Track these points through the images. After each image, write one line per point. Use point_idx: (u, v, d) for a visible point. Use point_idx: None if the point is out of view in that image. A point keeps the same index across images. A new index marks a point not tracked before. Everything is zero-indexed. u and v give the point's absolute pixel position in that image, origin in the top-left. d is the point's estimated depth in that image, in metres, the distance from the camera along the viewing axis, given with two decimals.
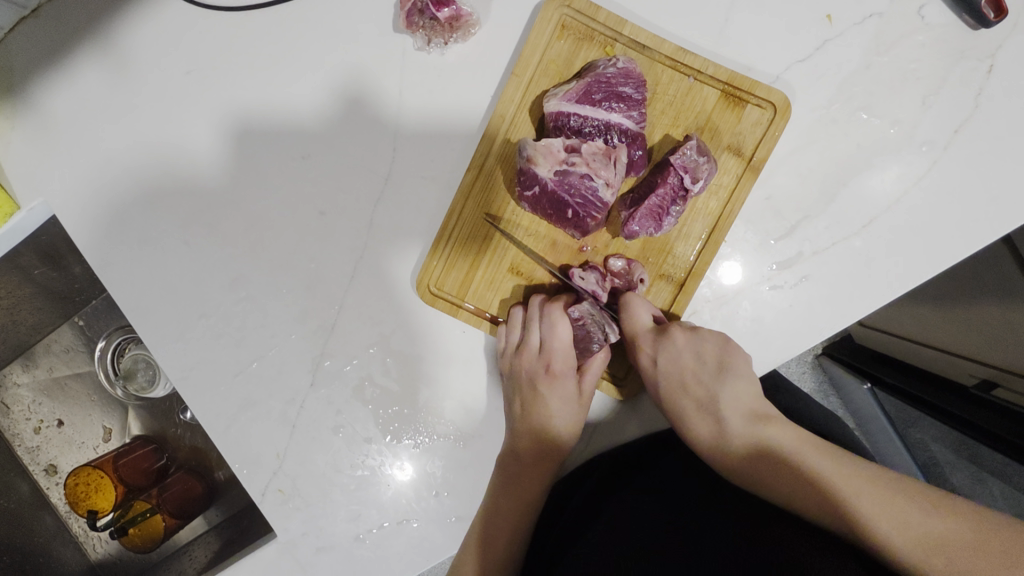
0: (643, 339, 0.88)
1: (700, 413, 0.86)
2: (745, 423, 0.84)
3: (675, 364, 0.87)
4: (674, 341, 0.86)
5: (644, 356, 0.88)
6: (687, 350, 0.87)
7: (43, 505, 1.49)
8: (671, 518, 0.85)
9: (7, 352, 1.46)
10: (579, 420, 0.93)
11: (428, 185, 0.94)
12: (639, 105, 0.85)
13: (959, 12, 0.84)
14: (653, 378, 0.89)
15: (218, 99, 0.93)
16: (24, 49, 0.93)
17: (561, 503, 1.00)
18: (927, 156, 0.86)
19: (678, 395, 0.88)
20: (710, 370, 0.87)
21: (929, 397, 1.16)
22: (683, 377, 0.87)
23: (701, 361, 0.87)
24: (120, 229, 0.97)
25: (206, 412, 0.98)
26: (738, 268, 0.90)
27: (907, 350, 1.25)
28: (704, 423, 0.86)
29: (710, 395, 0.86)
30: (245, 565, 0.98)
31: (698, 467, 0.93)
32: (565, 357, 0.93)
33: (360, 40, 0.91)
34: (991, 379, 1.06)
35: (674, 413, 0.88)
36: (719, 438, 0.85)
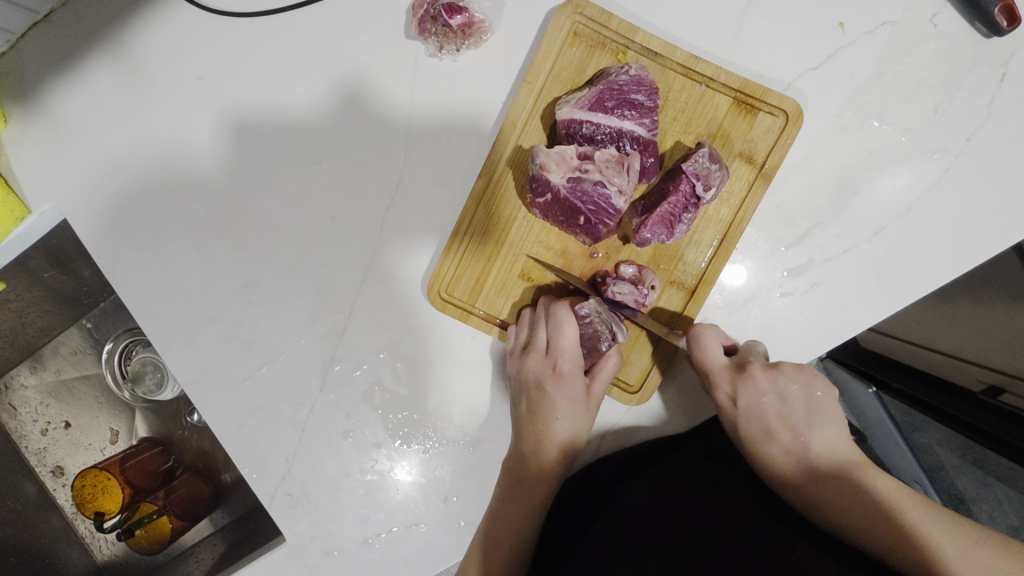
0: (721, 376, 0.86)
1: (782, 450, 0.85)
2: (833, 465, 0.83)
3: (755, 403, 0.86)
4: (755, 380, 0.86)
5: (723, 395, 0.87)
6: (770, 391, 0.86)
7: (50, 506, 1.49)
8: (676, 519, 0.84)
9: (15, 354, 1.46)
10: (585, 421, 0.92)
11: (439, 190, 0.94)
12: (652, 112, 0.85)
13: (972, 20, 0.84)
14: (731, 417, 0.87)
15: (231, 105, 0.94)
16: (37, 55, 0.93)
17: (563, 505, 0.98)
18: (939, 164, 0.86)
19: (758, 433, 0.87)
20: (795, 415, 0.86)
21: (939, 404, 1.15)
22: (764, 417, 0.86)
23: (784, 404, 0.86)
24: (131, 233, 0.97)
25: (215, 416, 0.98)
26: (744, 273, 0.90)
27: (913, 354, 1.24)
28: (782, 457, 0.85)
29: (794, 436, 0.86)
30: (253, 569, 0.98)
31: (706, 467, 0.91)
32: (572, 357, 0.90)
33: (373, 46, 0.91)
34: (999, 385, 1.06)
35: (754, 451, 0.87)
36: (798, 473, 0.83)
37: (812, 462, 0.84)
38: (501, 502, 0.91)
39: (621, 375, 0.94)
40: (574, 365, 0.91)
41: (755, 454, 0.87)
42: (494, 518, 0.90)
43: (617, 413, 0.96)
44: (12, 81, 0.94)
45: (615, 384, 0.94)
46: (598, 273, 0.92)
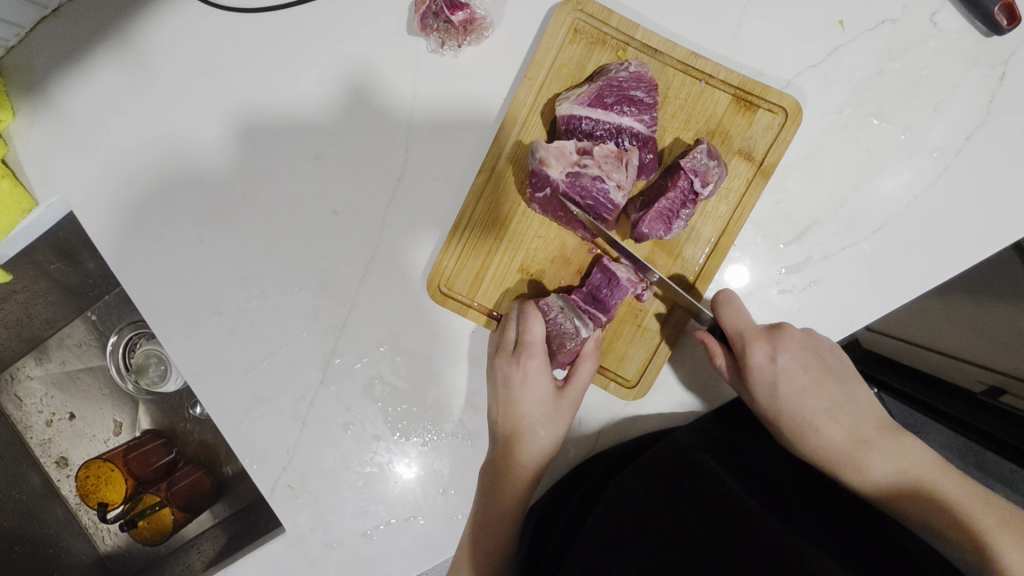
0: (758, 336, 0.85)
1: (825, 414, 0.86)
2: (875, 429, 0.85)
3: (793, 363, 0.86)
4: (793, 343, 0.86)
5: (759, 353, 0.85)
6: (806, 351, 0.86)
7: (54, 497, 1.51)
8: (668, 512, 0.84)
9: (21, 345, 1.49)
10: (562, 421, 0.92)
11: (439, 185, 0.95)
12: (651, 108, 0.85)
13: (972, 19, 0.84)
14: (770, 376, 0.85)
15: (235, 99, 0.95)
16: (44, 48, 0.95)
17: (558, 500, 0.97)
18: (938, 162, 0.86)
19: (799, 397, 0.87)
20: (830, 375, 0.87)
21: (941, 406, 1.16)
22: (803, 380, 0.86)
23: (821, 365, 0.87)
24: (135, 226, 0.98)
25: (217, 407, 1.00)
26: (747, 273, 0.90)
27: (913, 354, 1.23)
28: (828, 427, 0.86)
29: (837, 400, 0.87)
30: (254, 560, 0.99)
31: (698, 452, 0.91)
32: (538, 358, 0.89)
33: (375, 41, 0.92)
34: (999, 386, 1.07)
35: (791, 405, 0.87)
36: (846, 443, 0.85)
37: (858, 429, 0.85)
38: (500, 496, 0.89)
39: (617, 370, 0.95)
40: (542, 365, 0.90)
41: (801, 423, 0.87)
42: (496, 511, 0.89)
43: (614, 408, 0.97)
44: (20, 74, 0.95)
45: (613, 378, 0.95)
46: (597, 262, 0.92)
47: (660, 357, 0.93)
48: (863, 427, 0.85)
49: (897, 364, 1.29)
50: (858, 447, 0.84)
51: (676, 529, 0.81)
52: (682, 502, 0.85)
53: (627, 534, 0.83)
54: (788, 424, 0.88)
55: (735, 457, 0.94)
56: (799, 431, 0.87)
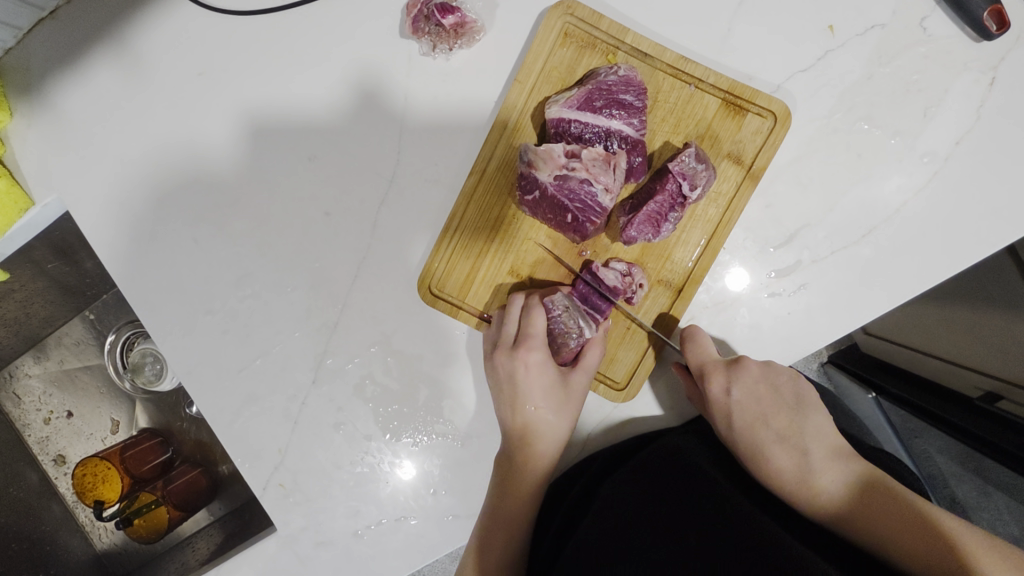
0: (715, 368, 0.86)
1: (779, 447, 0.87)
2: (829, 455, 0.85)
3: (748, 394, 0.87)
4: (748, 371, 0.87)
5: (716, 385, 0.86)
6: (761, 379, 0.88)
7: (51, 494, 1.52)
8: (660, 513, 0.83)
9: (20, 343, 1.50)
10: (571, 410, 0.92)
11: (431, 187, 0.95)
12: (640, 112, 0.86)
13: (961, 24, 0.84)
14: (726, 408, 0.87)
15: (229, 100, 0.95)
16: (42, 50, 0.96)
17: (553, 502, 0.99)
18: (928, 167, 0.86)
19: (753, 426, 0.88)
20: (784, 403, 0.88)
21: (937, 411, 1.16)
22: (756, 408, 0.88)
23: (776, 395, 0.88)
24: (130, 226, 0.99)
25: (210, 406, 1.00)
26: (747, 278, 0.90)
27: (914, 359, 1.25)
28: (782, 458, 0.86)
29: (790, 430, 0.87)
30: (246, 558, 1.00)
31: (691, 456, 0.90)
32: (537, 349, 0.91)
33: (368, 43, 0.93)
34: (996, 392, 1.07)
35: (748, 438, 0.88)
36: (796, 473, 0.85)
37: (809, 459, 0.85)
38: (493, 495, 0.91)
39: (606, 372, 0.95)
40: (541, 355, 0.92)
41: (756, 453, 0.88)
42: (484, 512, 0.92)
43: (605, 409, 0.97)
44: (18, 75, 0.96)
45: (602, 380, 0.95)
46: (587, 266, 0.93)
47: (648, 361, 0.93)
48: (816, 456, 0.85)
49: (897, 371, 1.31)
50: (812, 480, 0.84)
51: (668, 530, 0.80)
52: (674, 505, 0.84)
53: (618, 537, 0.82)
54: (746, 453, 0.89)
55: (726, 464, 0.94)
56: (755, 460, 0.88)
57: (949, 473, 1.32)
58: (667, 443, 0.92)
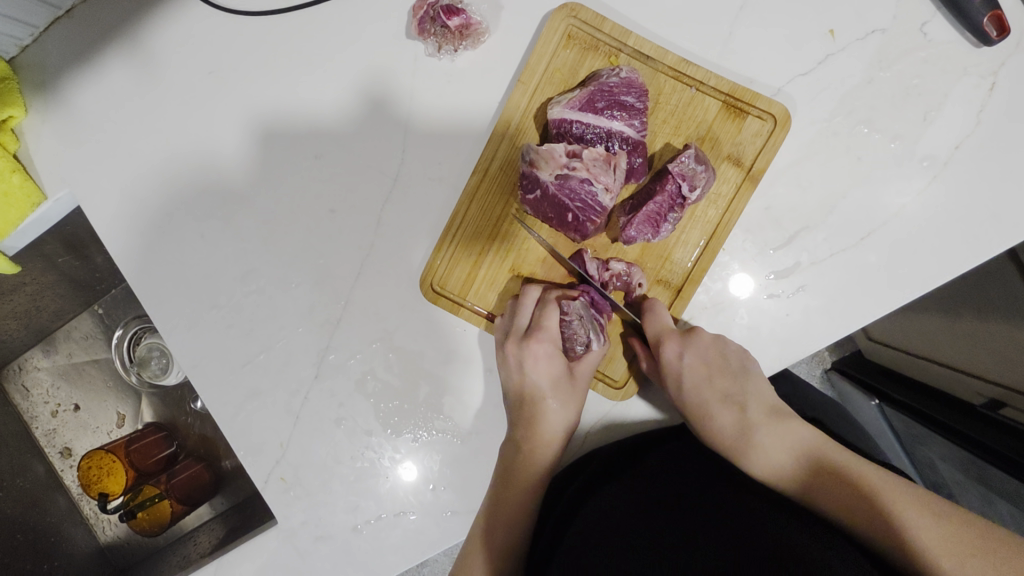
0: (669, 335, 0.88)
1: (722, 407, 0.90)
2: (767, 414, 0.88)
3: (699, 361, 0.88)
4: (700, 341, 0.89)
5: (669, 351, 0.87)
6: (711, 347, 0.89)
7: (57, 487, 1.54)
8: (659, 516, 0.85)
9: (29, 337, 1.53)
10: (575, 406, 0.94)
11: (435, 186, 0.97)
12: (641, 114, 0.87)
13: (961, 30, 0.85)
14: (677, 373, 0.88)
15: (238, 98, 0.97)
16: (57, 48, 0.98)
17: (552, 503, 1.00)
18: (927, 171, 0.87)
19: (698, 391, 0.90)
20: (731, 371, 0.89)
21: (937, 415, 1.16)
22: (706, 375, 0.88)
23: (723, 361, 0.89)
24: (138, 221, 1.01)
25: (214, 400, 1.02)
26: (750, 283, 0.91)
27: (918, 365, 1.27)
28: (724, 417, 0.89)
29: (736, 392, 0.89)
30: (245, 551, 1.01)
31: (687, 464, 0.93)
32: (547, 342, 0.92)
33: (375, 44, 0.94)
34: (998, 398, 1.08)
35: (694, 404, 0.90)
36: (736, 430, 0.89)
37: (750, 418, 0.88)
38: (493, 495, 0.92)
39: (606, 370, 0.96)
40: (550, 349, 0.93)
41: (701, 413, 0.90)
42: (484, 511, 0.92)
43: (604, 409, 0.97)
44: (33, 72, 0.99)
45: (601, 379, 0.96)
46: (578, 252, 0.92)
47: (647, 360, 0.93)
48: (756, 415, 0.89)
49: (903, 378, 1.34)
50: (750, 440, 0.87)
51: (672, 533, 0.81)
52: (673, 513, 0.84)
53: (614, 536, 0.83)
54: (691, 414, 0.91)
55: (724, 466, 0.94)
56: (698, 420, 0.91)
57: None
58: (667, 455, 0.94)
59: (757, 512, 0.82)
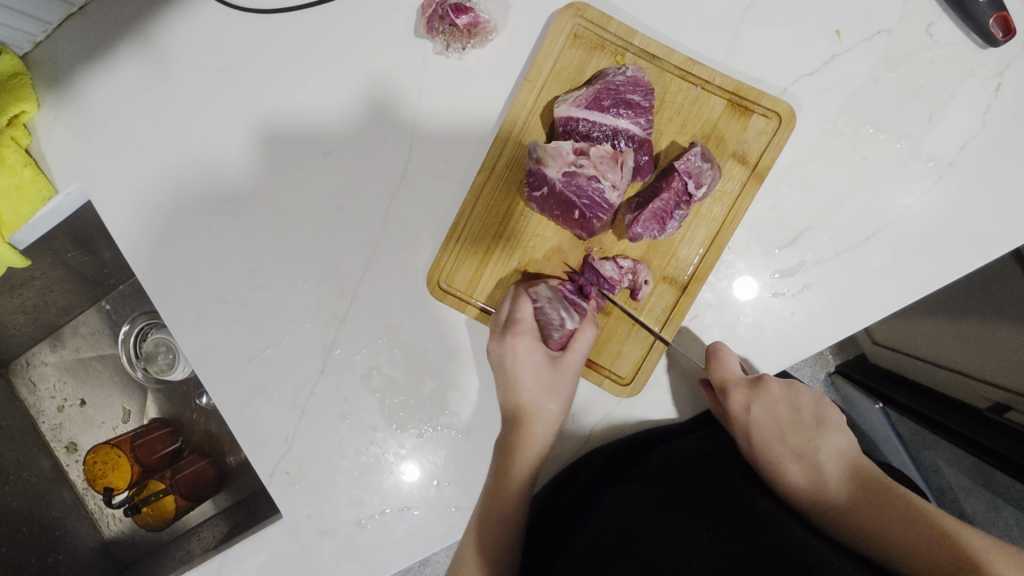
0: (737, 383, 0.87)
1: (797, 465, 0.87)
2: (843, 470, 0.86)
3: (768, 413, 0.89)
4: (768, 391, 0.90)
5: (736, 401, 0.87)
6: (780, 400, 0.90)
7: (62, 481, 1.55)
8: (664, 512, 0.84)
9: (37, 332, 1.54)
10: (557, 400, 0.93)
11: (441, 183, 0.97)
12: (647, 112, 0.88)
13: (967, 31, 0.85)
14: (745, 421, 0.88)
15: (248, 94, 0.98)
16: (69, 44, 0.99)
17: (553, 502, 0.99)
18: (933, 171, 0.87)
19: (771, 443, 0.89)
20: (804, 424, 0.90)
21: (942, 419, 1.17)
22: (775, 426, 0.90)
23: (796, 416, 0.91)
24: (148, 215, 1.02)
25: (220, 393, 1.02)
26: (757, 286, 0.91)
27: (922, 368, 1.26)
28: (799, 472, 0.87)
29: (809, 450, 0.89)
30: (250, 544, 1.02)
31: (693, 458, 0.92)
32: (526, 334, 0.91)
33: (383, 42, 0.95)
34: (1005, 402, 1.07)
35: (765, 458, 0.89)
36: (812, 486, 0.86)
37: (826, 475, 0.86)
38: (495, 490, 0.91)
39: (611, 367, 0.96)
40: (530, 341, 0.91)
41: (772, 464, 0.89)
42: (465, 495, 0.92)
43: (608, 406, 0.97)
44: (46, 68, 1.00)
45: (608, 375, 0.96)
46: (587, 257, 0.94)
47: (653, 358, 0.94)
48: (833, 472, 0.86)
49: (905, 381, 1.32)
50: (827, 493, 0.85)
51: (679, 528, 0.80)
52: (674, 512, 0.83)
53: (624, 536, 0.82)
54: (762, 466, 0.89)
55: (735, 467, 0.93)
56: (771, 474, 0.88)
57: (958, 487, 1.32)
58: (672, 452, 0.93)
59: (763, 510, 0.81)
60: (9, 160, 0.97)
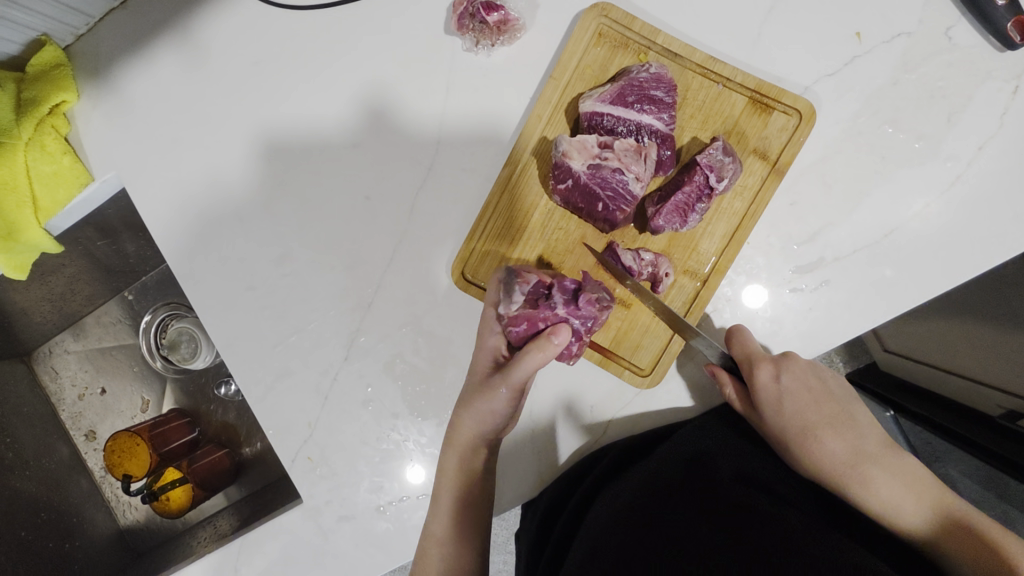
0: (762, 357, 0.88)
1: (832, 433, 0.89)
2: (877, 442, 0.88)
3: (799, 383, 0.89)
4: (797, 363, 0.90)
5: (765, 373, 0.87)
6: (810, 372, 0.90)
7: (81, 469, 1.57)
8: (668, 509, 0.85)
9: (61, 321, 1.57)
10: (479, 405, 0.89)
11: (467, 175, 1.00)
12: (670, 108, 0.90)
13: (985, 35, 0.87)
14: (775, 395, 0.88)
15: (282, 88, 1.01)
16: (111, 37, 1.03)
17: (562, 500, 1.00)
18: (951, 171, 0.89)
19: (805, 414, 0.89)
20: (834, 396, 0.91)
21: (955, 427, 1.21)
22: (808, 398, 0.89)
23: (825, 386, 0.91)
24: (180, 204, 1.05)
25: (246, 379, 1.05)
26: (764, 293, 0.93)
27: (934, 377, 1.27)
28: (833, 443, 0.88)
29: (842, 417, 0.90)
30: (268, 529, 1.03)
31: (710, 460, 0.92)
32: (489, 327, 0.93)
33: (414, 38, 0.98)
34: (1019, 410, 1.09)
35: (802, 431, 0.89)
36: (848, 457, 0.87)
37: (859, 444, 0.88)
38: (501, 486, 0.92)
39: (632, 359, 0.98)
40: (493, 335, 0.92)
41: (806, 437, 0.89)
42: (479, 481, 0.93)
43: (625, 398, 0.99)
44: (87, 60, 1.04)
45: (627, 366, 0.98)
46: (609, 245, 0.95)
47: (671, 349, 0.96)
48: (865, 441, 0.88)
49: (915, 389, 1.35)
50: (862, 463, 0.87)
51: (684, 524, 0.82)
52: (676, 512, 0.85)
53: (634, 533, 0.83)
54: (794, 439, 0.89)
55: (747, 460, 0.95)
56: (804, 447, 0.89)
57: None
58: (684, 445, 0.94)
59: (763, 512, 0.82)
60: (50, 147, 1.00)
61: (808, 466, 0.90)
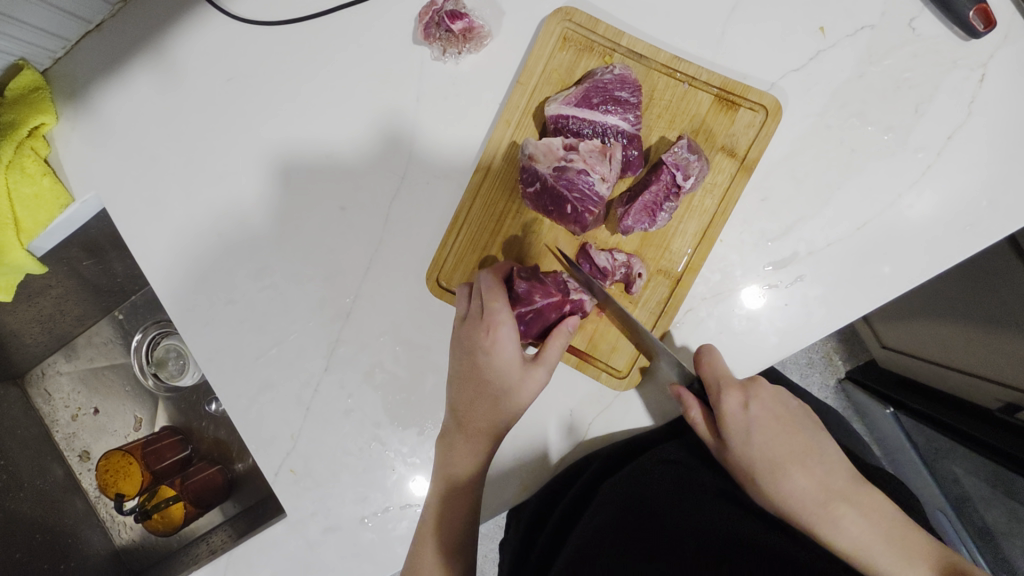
0: (731, 384, 0.86)
1: (799, 467, 0.84)
2: (840, 477, 0.84)
3: (767, 413, 0.86)
4: (764, 389, 0.88)
5: (732, 402, 0.85)
6: (776, 401, 0.87)
7: (75, 490, 1.58)
8: (650, 521, 0.84)
9: (53, 343, 1.59)
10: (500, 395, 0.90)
11: (441, 182, 1.00)
12: (636, 108, 0.91)
13: (949, 24, 0.87)
14: (743, 424, 0.85)
15: (254, 103, 1.03)
16: (86, 59, 1.04)
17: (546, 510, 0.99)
18: (921, 161, 0.88)
19: (772, 447, 0.85)
20: (800, 427, 0.87)
21: (965, 427, 1.18)
22: (776, 429, 0.85)
23: (789, 416, 0.87)
24: (159, 221, 1.06)
25: (228, 392, 1.05)
26: (761, 293, 0.91)
27: (936, 372, 1.26)
28: (801, 478, 0.84)
29: (810, 448, 0.86)
30: (254, 543, 1.02)
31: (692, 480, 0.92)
32: (508, 324, 0.89)
33: (384, 50, 0.99)
34: (1017, 403, 1.08)
35: (766, 466, 0.85)
36: (815, 495, 0.83)
37: (827, 481, 0.84)
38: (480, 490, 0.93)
39: (608, 361, 0.98)
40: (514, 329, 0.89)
41: (775, 473, 0.84)
42: (459, 489, 0.91)
43: (605, 401, 0.97)
44: (64, 83, 1.05)
45: (604, 368, 0.98)
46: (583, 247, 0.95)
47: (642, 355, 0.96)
48: (832, 477, 0.84)
49: (918, 388, 1.35)
50: (828, 501, 0.82)
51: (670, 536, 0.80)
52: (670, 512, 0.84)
53: (617, 535, 0.82)
54: (763, 474, 0.85)
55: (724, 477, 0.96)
56: (773, 483, 0.84)
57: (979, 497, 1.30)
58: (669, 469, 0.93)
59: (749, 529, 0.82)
60: (29, 170, 1.01)
61: (776, 505, 0.85)
